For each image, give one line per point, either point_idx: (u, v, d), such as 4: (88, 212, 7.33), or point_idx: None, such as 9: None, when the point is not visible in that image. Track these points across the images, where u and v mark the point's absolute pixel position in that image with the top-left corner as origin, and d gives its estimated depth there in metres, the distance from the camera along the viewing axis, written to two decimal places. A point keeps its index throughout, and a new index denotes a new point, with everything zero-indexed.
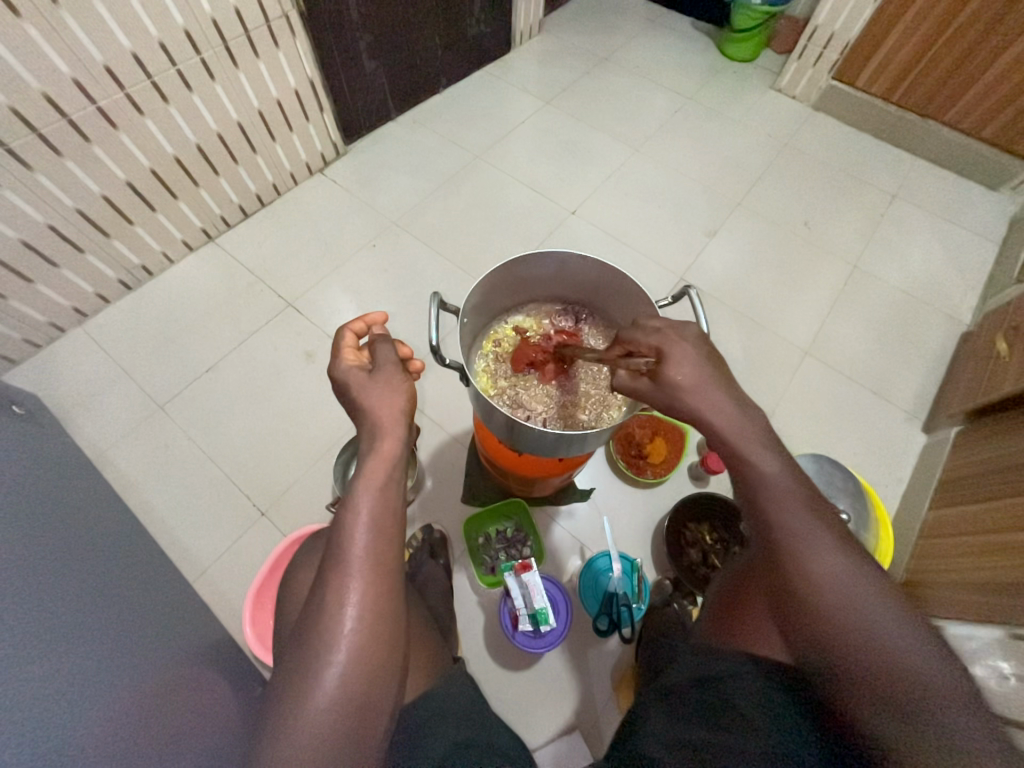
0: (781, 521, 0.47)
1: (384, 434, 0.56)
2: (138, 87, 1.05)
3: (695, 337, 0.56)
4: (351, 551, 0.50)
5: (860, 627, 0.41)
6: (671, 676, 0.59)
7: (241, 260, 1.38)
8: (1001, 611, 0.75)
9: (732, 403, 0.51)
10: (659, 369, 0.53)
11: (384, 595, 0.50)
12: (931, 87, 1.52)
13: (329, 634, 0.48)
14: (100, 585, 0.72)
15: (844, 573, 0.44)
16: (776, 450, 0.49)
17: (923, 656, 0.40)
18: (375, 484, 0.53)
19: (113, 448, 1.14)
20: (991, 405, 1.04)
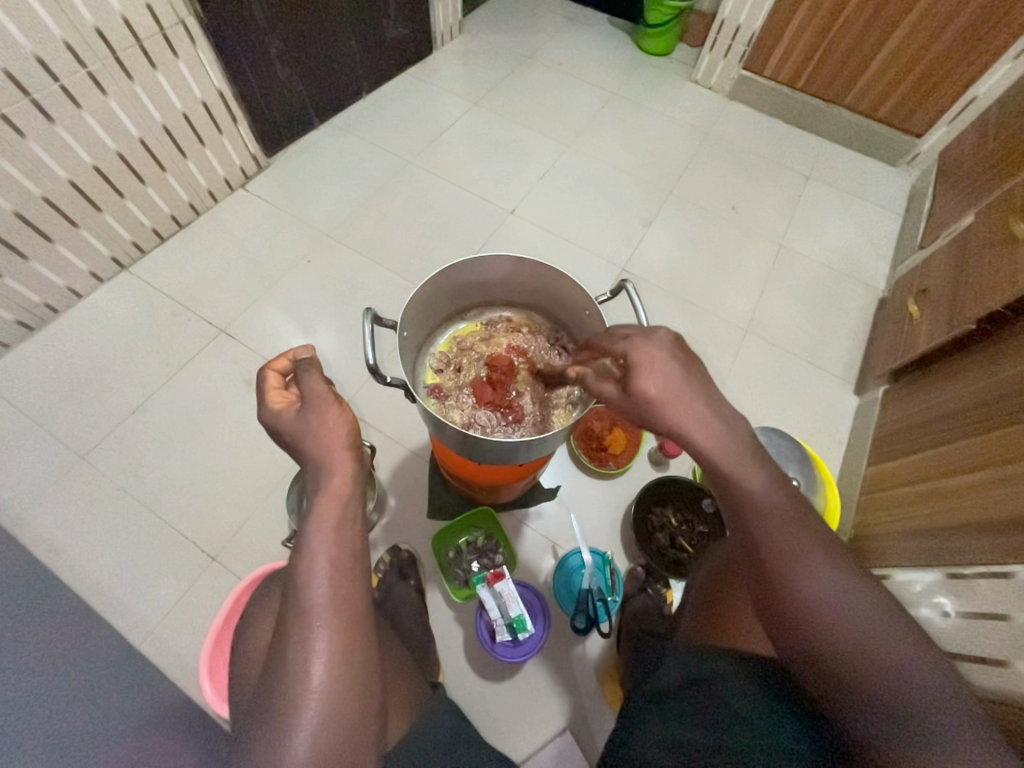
0: (765, 518, 0.47)
1: (330, 472, 0.53)
2: (16, 107, 0.94)
3: (666, 342, 0.51)
4: (310, 599, 0.47)
5: (836, 615, 0.43)
6: (669, 677, 0.59)
7: (161, 287, 1.28)
8: (939, 554, 0.81)
9: (709, 408, 0.49)
10: (630, 382, 0.50)
11: (352, 643, 0.47)
12: (831, 73, 1.63)
13: (295, 694, 0.44)
14: (21, 662, 0.64)
15: (822, 565, 0.45)
16: (763, 461, 0.49)
17: (905, 643, 0.41)
18: (327, 525, 0.50)
19: (32, 508, 1.02)
20: (910, 363, 1.13)
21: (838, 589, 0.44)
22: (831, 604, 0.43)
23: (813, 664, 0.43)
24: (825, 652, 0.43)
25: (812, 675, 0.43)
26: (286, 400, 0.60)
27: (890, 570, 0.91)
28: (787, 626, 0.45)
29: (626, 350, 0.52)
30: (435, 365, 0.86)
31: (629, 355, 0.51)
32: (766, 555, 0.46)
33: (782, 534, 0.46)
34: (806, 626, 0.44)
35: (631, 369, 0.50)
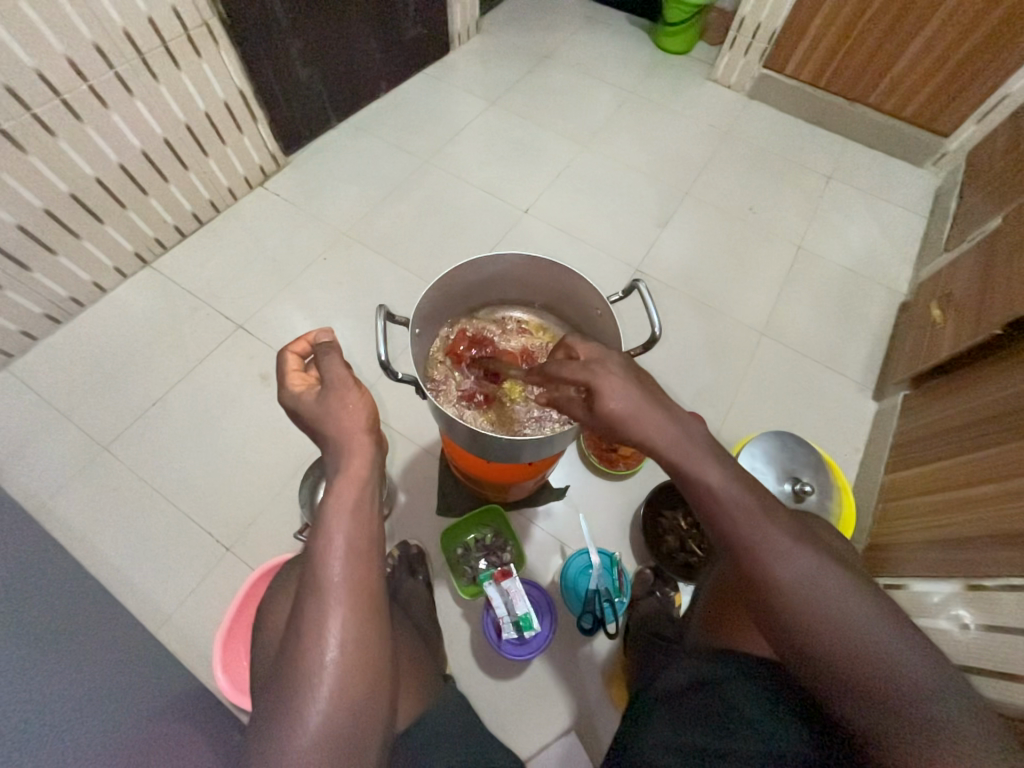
0: (734, 518, 0.47)
1: (348, 455, 0.53)
2: (47, 107, 0.98)
3: (620, 365, 0.52)
4: (326, 576, 0.48)
5: (824, 609, 0.44)
6: (676, 680, 0.59)
7: (182, 283, 1.31)
8: (958, 565, 0.79)
9: (673, 424, 0.49)
10: (596, 404, 0.50)
11: (365, 623, 0.48)
12: (855, 72, 1.59)
13: (309, 669, 0.45)
14: (44, 642, 0.66)
15: (806, 562, 0.46)
16: (723, 461, 0.49)
17: (888, 635, 0.42)
18: (346, 506, 0.51)
19: (56, 496, 1.06)
20: (932, 369, 1.10)
21: (821, 584, 0.45)
22: (817, 600, 0.44)
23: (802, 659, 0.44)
24: (814, 648, 0.43)
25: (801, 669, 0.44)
26: (304, 383, 0.61)
27: (906, 580, 0.89)
28: (776, 623, 0.46)
29: (584, 375, 0.52)
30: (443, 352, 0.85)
31: (588, 379, 0.51)
32: (745, 555, 0.47)
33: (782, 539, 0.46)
34: (793, 621, 0.44)
35: (593, 392, 0.50)
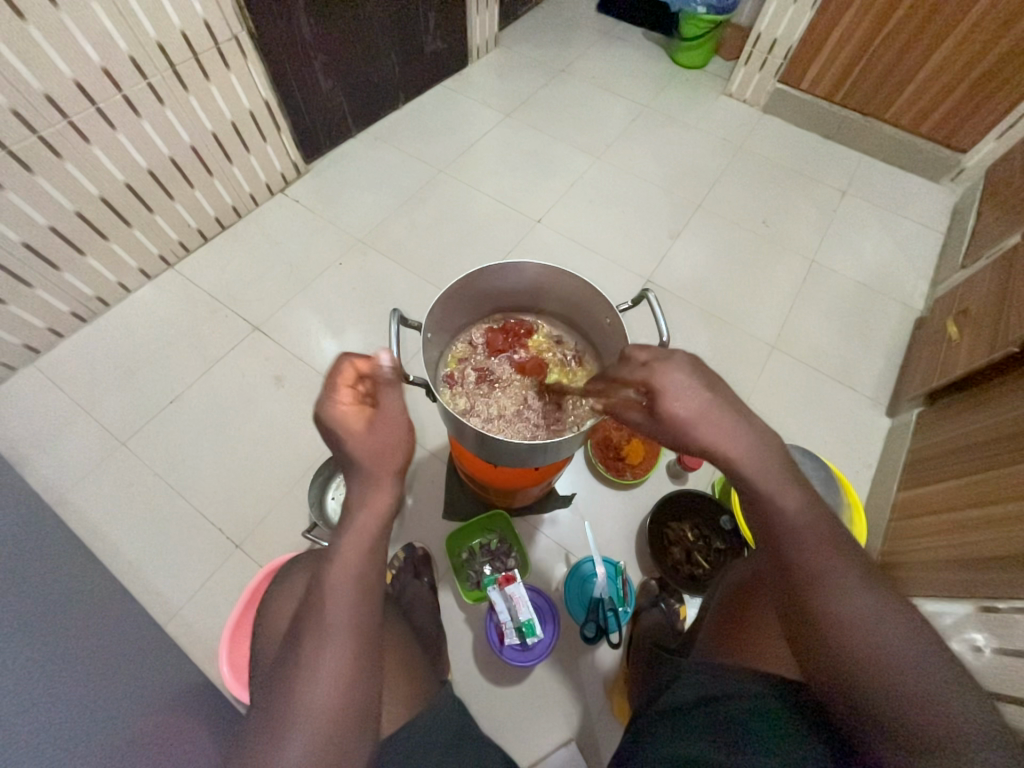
0: (799, 543, 0.48)
1: (372, 495, 0.57)
2: (83, 115, 1.02)
3: (686, 361, 0.52)
4: (334, 604, 0.52)
5: (874, 649, 0.42)
6: (680, 694, 0.58)
7: (203, 285, 1.34)
8: (972, 586, 0.77)
9: (744, 431, 0.50)
10: (659, 405, 0.51)
11: (357, 666, 0.50)
12: (871, 87, 1.60)
13: (304, 693, 0.48)
14: (57, 630, 0.67)
15: (869, 603, 0.44)
16: (797, 485, 0.50)
17: (940, 678, 0.40)
18: (360, 543, 0.55)
19: (75, 489, 1.08)
20: (946, 386, 1.09)
21: (876, 626, 0.43)
22: (868, 639, 0.43)
23: (843, 695, 0.43)
24: (854, 685, 0.42)
25: (840, 705, 0.44)
26: (353, 401, 0.57)
27: (918, 600, 0.87)
28: (816, 656, 0.45)
29: (644, 375, 0.53)
30: (456, 353, 0.88)
31: (650, 381, 0.52)
32: (801, 583, 0.47)
33: (840, 569, 0.46)
34: (836, 658, 0.43)
35: (655, 393, 0.51)
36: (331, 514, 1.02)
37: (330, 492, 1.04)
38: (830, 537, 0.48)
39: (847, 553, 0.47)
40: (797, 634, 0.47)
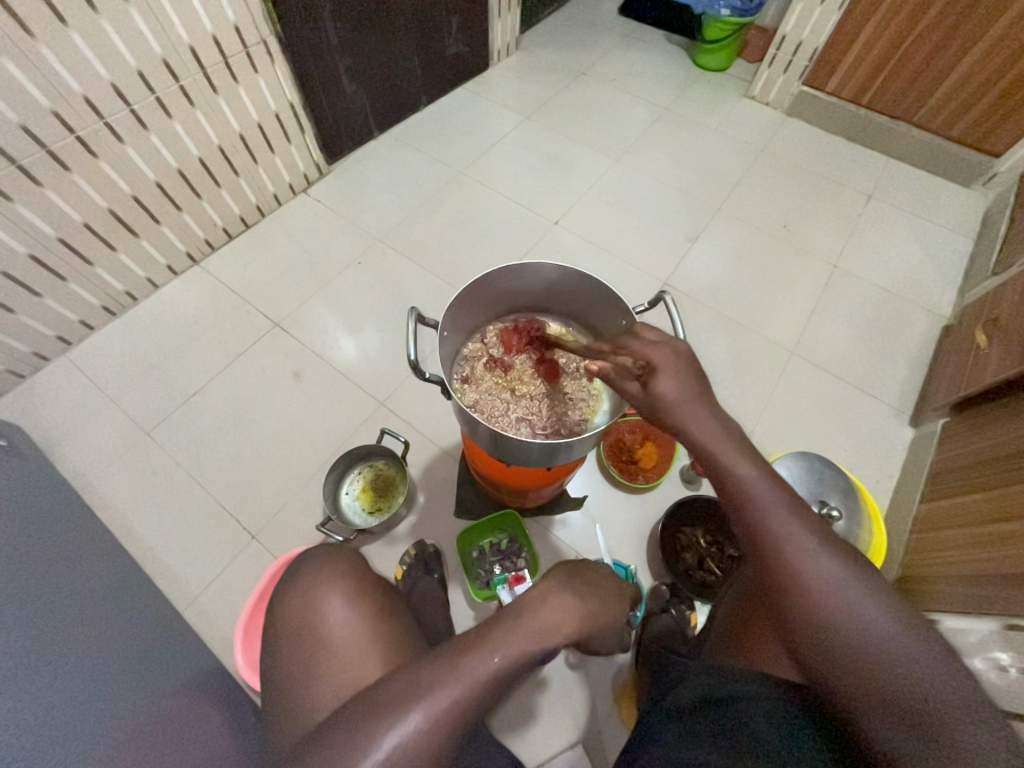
0: (762, 510, 0.48)
1: (573, 618, 0.58)
2: (117, 116, 1.06)
3: (686, 353, 0.55)
4: (478, 664, 0.48)
5: (839, 608, 0.43)
6: (684, 694, 0.59)
7: (227, 282, 1.38)
8: (996, 603, 0.75)
9: (714, 412, 0.52)
10: (651, 383, 0.53)
11: (435, 745, 0.44)
12: (899, 90, 1.56)
13: (403, 709, 0.45)
14: (81, 612, 0.70)
15: (829, 564, 0.45)
16: (758, 457, 0.50)
17: (911, 643, 0.41)
18: (536, 640, 0.52)
19: (101, 476, 1.12)
20: (974, 396, 1.06)
21: (838, 586, 0.44)
22: (834, 600, 0.43)
23: (818, 662, 0.43)
24: (829, 651, 0.42)
25: (816, 672, 0.43)
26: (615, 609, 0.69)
27: (938, 615, 0.85)
28: (796, 630, 0.44)
29: (646, 353, 0.55)
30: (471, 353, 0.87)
31: (650, 358, 0.54)
32: (765, 548, 0.47)
33: (806, 535, 0.46)
34: (807, 622, 0.44)
35: (653, 370, 0.53)
36: (345, 507, 1.04)
37: (344, 487, 1.07)
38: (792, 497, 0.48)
39: (810, 519, 0.48)
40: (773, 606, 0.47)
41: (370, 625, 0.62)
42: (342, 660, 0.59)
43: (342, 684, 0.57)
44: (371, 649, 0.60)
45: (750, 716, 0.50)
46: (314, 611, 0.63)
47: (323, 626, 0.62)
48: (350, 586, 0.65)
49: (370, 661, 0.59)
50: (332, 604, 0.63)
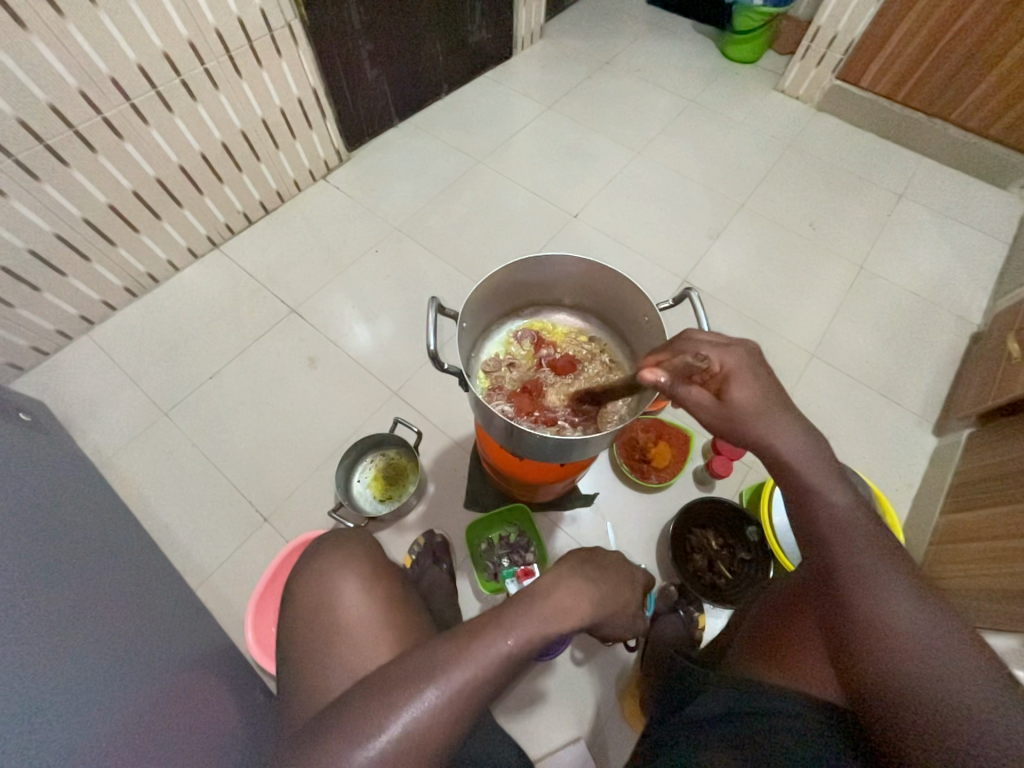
0: (839, 532, 0.46)
1: (586, 601, 0.56)
2: (143, 98, 1.06)
3: (758, 357, 0.55)
4: (494, 642, 0.47)
5: (909, 646, 0.39)
6: (705, 707, 0.57)
7: (246, 266, 1.39)
8: (1018, 619, 0.73)
9: (800, 428, 0.51)
10: (728, 389, 0.53)
11: (452, 720, 0.43)
12: (937, 86, 1.50)
13: (419, 683, 0.44)
14: (99, 586, 0.71)
15: (907, 602, 0.42)
16: (846, 481, 0.48)
17: (986, 693, 0.36)
18: (550, 623, 0.51)
19: (119, 454, 1.14)
20: (1002, 406, 1.03)
21: (914, 622, 0.40)
22: (903, 634, 0.40)
23: (873, 692, 0.40)
24: (887, 692, 0.39)
25: (870, 709, 0.40)
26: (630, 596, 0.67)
27: None
28: (853, 657, 0.42)
29: (716, 355, 0.54)
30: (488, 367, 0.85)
31: (721, 363, 0.54)
32: (835, 573, 0.45)
33: (881, 563, 0.44)
34: (869, 658, 0.41)
35: (727, 377, 0.53)
36: (356, 494, 1.05)
37: (357, 473, 1.07)
38: (876, 528, 0.46)
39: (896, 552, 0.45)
40: (835, 631, 0.44)
41: (384, 611, 0.62)
42: (356, 643, 0.59)
43: (354, 667, 0.57)
44: (384, 633, 0.60)
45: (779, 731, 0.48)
46: (330, 593, 0.63)
47: (337, 608, 0.62)
48: (365, 571, 0.66)
49: (382, 645, 0.59)
50: (348, 588, 0.64)
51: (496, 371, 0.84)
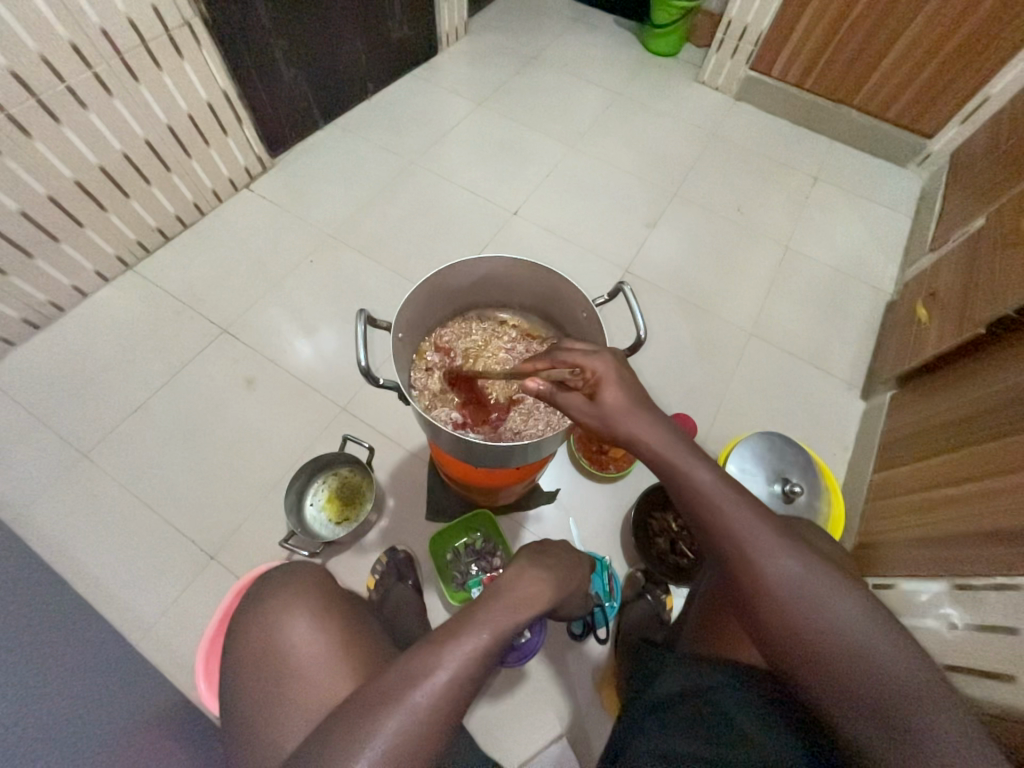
0: (728, 524, 0.47)
1: (547, 588, 0.57)
2: (22, 108, 0.95)
3: (622, 361, 0.54)
4: (468, 639, 0.46)
5: (809, 612, 0.44)
6: (662, 691, 0.59)
7: (165, 286, 1.28)
8: (945, 565, 0.79)
9: (660, 421, 0.50)
10: (599, 393, 0.51)
11: (437, 721, 0.42)
12: (839, 73, 1.61)
13: (400, 691, 0.43)
14: (17, 658, 0.64)
15: (795, 567, 0.46)
16: (709, 462, 0.49)
17: (875, 639, 0.42)
18: (518, 612, 0.51)
19: (35, 505, 1.03)
20: (919, 368, 1.11)
21: (807, 588, 0.45)
22: (805, 602, 0.44)
23: (791, 662, 0.44)
24: (808, 664, 0.43)
25: (794, 677, 0.44)
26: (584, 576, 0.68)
27: (895, 580, 0.89)
28: (770, 634, 0.45)
29: (587, 363, 0.53)
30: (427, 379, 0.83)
31: (592, 368, 0.52)
32: (736, 561, 0.47)
33: (769, 536, 0.47)
34: (786, 634, 0.44)
35: (601, 381, 0.51)
36: (310, 520, 1.00)
37: (309, 497, 1.02)
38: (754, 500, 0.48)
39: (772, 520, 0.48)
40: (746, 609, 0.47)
41: (339, 643, 0.59)
42: (313, 681, 0.56)
43: (313, 706, 0.54)
44: (342, 664, 0.57)
45: (727, 710, 0.52)
46: (278, 636, 0.60)
47: (287, 649, 0.59)
48: (314, 604, 0.62)
49: (339, 679, 0.56)
50: (296, 625, 0.60)
51: (435, 384, 0.82)
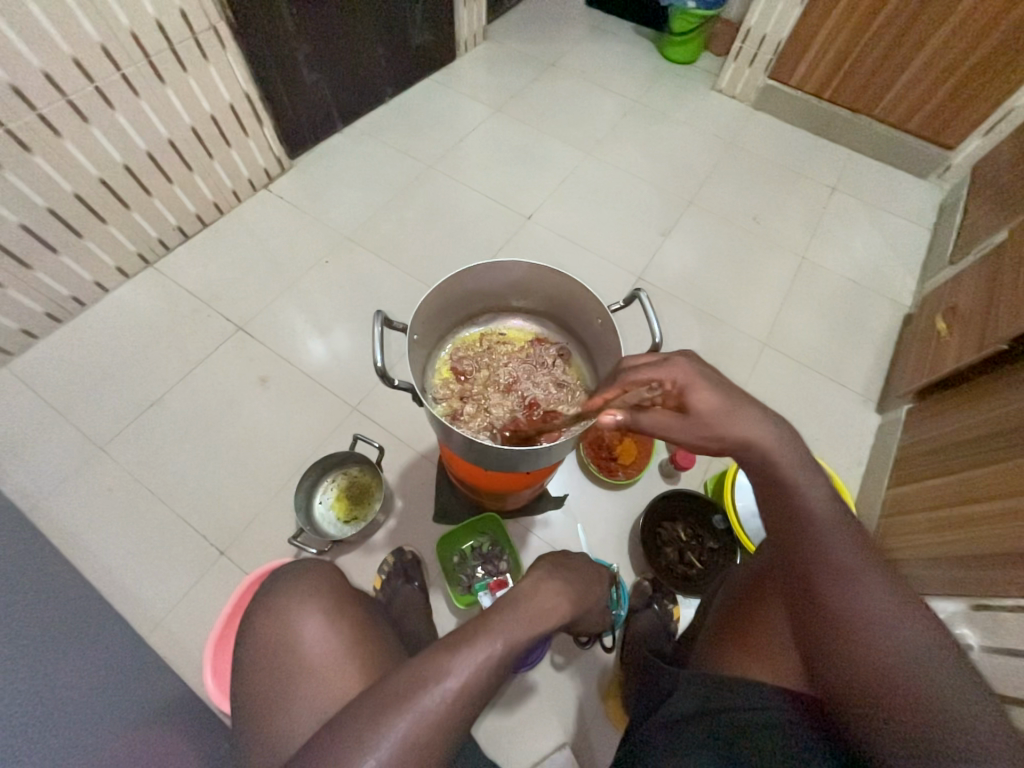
0: (817, 536, 0.48)
1: (565, 602, 0.57)
2: (53, 108, 0.98)
3: (697, 358, 0.57)
4: (482, 647, 0.46)
5: (880, 636, 0.42)
6: (677, 707, 0.58)
7: (184, 284, 1.30)
8: (963, 584, 0.77)
9: (769, 427, 0.52)
10: (687, 400, 0.54)
11: (445, 726, 0.42)
12: (859, 83, 1.60)
13: (412, 693, 0.43)
14: (30, 647, 0.65)
15: (881, 596, 0.44)
16: (820, 478, 0.51)
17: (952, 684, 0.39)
18: (534, 625, 0.51)
19: (51, 496, 1.05)
20: (937, 382, 1.09)
21: (887, 616, 0.43)
22: (880, 627, 0.42)
23: (848, 683, 0.42)
24: (866, 687, 0.41)
25: (846, 699, 0.43)
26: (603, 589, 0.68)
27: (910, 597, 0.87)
28: (832, 651, 0.44)
29: (664, 374, 0.57)
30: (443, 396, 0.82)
31: (671, 378, 0.56)
32: (816, 572, 0.47)
33: (859, 558, 0.46)
34: (851, 654, 0.43)
35: (683, 388, 0.55)
36: (319, 518, 1.01)
37: (318, 495, 1.03)
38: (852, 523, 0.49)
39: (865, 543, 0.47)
40: (811, 620, 0.46)
41: (348, 643, 0.59)
42: (322, 680, 0.56)
43: (322, 706, 0.55)
44: (352, 665, 0.57)
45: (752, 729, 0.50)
46: (288, 634, 0.60)
47: (298, 647, 0.59)
48: (326, 603, 0.62)
49: (348, 680, 0.56)
50: (307, 623, 0.60)
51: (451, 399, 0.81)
